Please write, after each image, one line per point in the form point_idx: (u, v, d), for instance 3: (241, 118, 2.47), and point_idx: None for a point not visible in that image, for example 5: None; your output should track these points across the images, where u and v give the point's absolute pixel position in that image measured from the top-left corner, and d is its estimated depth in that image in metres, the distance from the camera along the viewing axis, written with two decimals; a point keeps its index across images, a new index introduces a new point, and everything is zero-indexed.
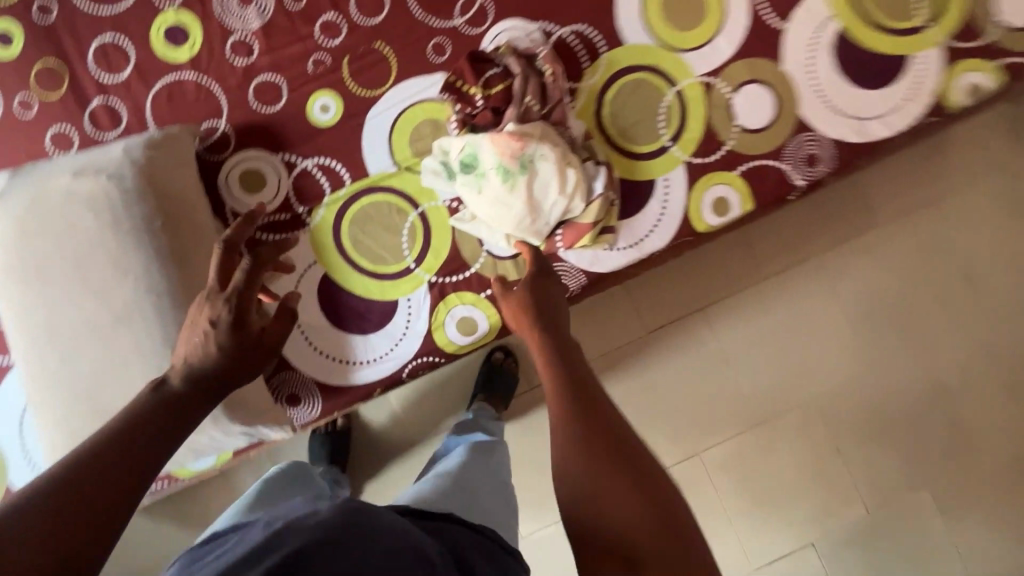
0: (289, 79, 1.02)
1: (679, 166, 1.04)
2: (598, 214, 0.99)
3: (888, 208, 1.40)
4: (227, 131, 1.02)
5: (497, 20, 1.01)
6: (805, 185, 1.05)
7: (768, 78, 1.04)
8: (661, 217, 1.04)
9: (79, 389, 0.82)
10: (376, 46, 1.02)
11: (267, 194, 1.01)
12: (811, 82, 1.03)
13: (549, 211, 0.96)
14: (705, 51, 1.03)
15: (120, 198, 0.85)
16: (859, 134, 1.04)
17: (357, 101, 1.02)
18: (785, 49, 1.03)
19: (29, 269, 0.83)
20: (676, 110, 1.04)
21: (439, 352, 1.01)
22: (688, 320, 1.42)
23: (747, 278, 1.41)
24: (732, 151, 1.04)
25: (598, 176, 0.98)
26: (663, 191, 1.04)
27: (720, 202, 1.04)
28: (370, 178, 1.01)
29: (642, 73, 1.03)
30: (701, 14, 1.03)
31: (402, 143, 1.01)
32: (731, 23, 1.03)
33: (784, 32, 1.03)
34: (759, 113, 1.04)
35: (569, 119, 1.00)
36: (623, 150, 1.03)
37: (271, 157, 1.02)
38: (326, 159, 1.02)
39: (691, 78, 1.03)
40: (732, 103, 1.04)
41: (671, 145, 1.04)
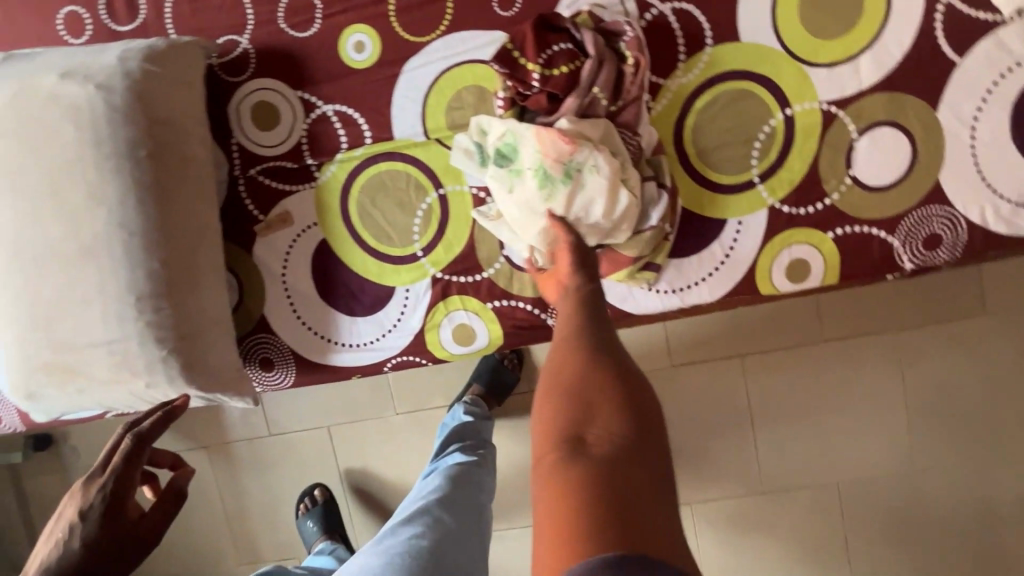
0: (327, 2, 0.86)
1: (762, 211, 0.84)
2: (645, 248, 0.82)
3: (1001, 297, 1.15)
4: (247, 50, 0.88)
5: None
6: (910, 270, 0.84)
7: (912, 125, 0.79)
8: (720, 266, 0.86)
9: (38, 315, 0.77)
10: None
11: (277, 135, 0.89)
12: (968, 141, 0.79)
13: (586, 231, 0.78)
14: (841, 71, 0.80)
15: (103, 114, 0.75)
16: (1006, 224, 0.80)
17: (396, 45, 0.85)
18: (948, 91, 0.78)
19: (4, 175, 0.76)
20: (779, 140, 0.82)
21: (427, 355, 0.91)
22: (722, 364, 1.22)
23: (804, 337, 1.20)
24: (833, 208, 0.83)
25: (658, 203, 0.80)
26: (731, 236, 0.85)
27: (797, 266, 0.85)
28: (394, 142, 0.87)
29: (749, 84, 0.81)
30: (851, 20, 0.78)
31: (438, 109, 0.86)
32: (886, 41, 0.78)
33: (955, 68, 0.78)
34: (885, 167, 0.81)
35: (641, 125, 0.80)
36: (699, 175, 0.84)
37: (290, 92, 0.88)
38: (349, 110, 0.87)
39: (810, 103, 0.81)
40: (854, 147, 0.81)
41: (760, 182, 0.83)
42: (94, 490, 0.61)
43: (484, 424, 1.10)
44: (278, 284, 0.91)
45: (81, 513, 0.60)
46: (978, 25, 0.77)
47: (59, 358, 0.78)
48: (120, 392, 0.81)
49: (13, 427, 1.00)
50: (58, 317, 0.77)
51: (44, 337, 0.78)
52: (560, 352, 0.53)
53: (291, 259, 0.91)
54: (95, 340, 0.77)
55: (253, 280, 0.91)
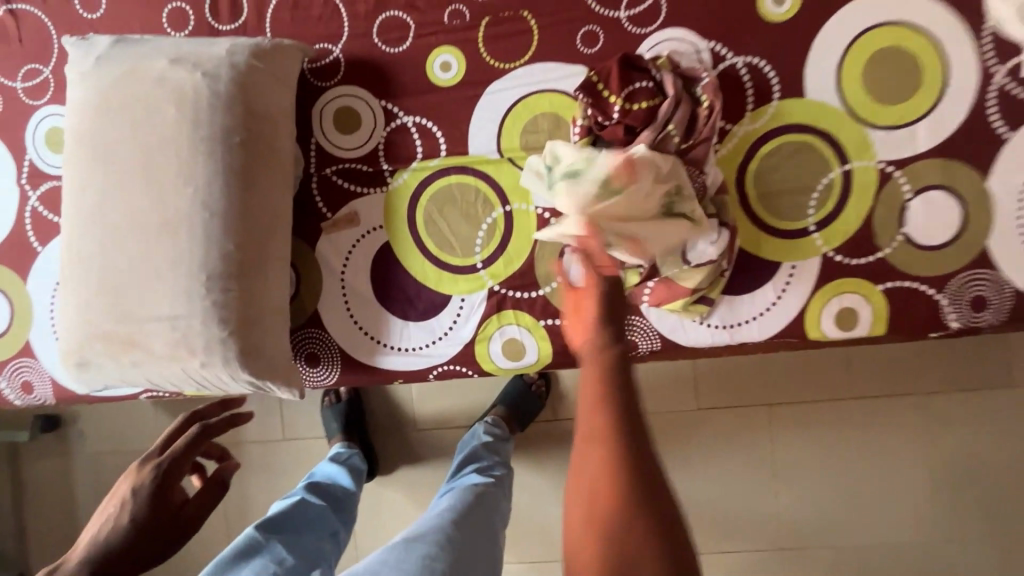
0: (419, 24, 0.92)
1: (815, 258, 0.87)
2: (702, 281, 0.84)
3: None
4: (337, 58, 0.93)
5: (666, 26, 0.87)
6: (956, 329, 0.86)
7: (964, 190, 0.83)
8: (772, 307, 0.88)
9: (110, 284, 0.79)
10: (524, 14, 0.89)
11: (357, 139, 0.93)
12: (1017, 211, 0.82)
13: (648, 256, 0.82)
14: (899, 134, 0.84)
15: (205, 99, 0.78)
16: None
17: (480, 69, 0.91)
18: (1000, 162, 0.82)
19: (105, 146, 0.79)
20: (836, 192, 0.86)
21: (475, 366, 0.92)
22: (749, 412, 1.23)
23: (831, 392, 1.21)
24: (884, 262, 0.86)
25: (714, 239, 0.83)
26: (784, 279, 0.87)
27: (846, 315, 0.87)
28: (467, 157, 0.91)
29: (812, 137, 0.86)
30: (911, 89, 0.84)
31: (514, 131, 0.90)
32: (944, 110, 0.83)
33: (1007, 141, 0.82)
34: (937, 228, 0.84)
35: (707, 165, 0.84)
36: (756, 218, 0.88)
37: (373, 101, 0.92)
38: (429, 123, 0.92)
39: (869, 161, 0.85)
40: (908, 206, 0.85)
41: (814, 230, 0.87)
42: (150, 467, 0.60)
43: (501, 445, 1.08)
44: (335, 281, 0.93)
45: (135, 486, 0.58)
46: None
47: (120, 329, 0.79)
48: (172, 370, 0.81)
49: (42, 399, 0.99)
50: (127, 289, 0.79)
51: (112, 305, 0.79)
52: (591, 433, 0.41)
53: (351, 258, 0.93)
54: (159, 315, 0.78)
55: (311, 275, 0.93)
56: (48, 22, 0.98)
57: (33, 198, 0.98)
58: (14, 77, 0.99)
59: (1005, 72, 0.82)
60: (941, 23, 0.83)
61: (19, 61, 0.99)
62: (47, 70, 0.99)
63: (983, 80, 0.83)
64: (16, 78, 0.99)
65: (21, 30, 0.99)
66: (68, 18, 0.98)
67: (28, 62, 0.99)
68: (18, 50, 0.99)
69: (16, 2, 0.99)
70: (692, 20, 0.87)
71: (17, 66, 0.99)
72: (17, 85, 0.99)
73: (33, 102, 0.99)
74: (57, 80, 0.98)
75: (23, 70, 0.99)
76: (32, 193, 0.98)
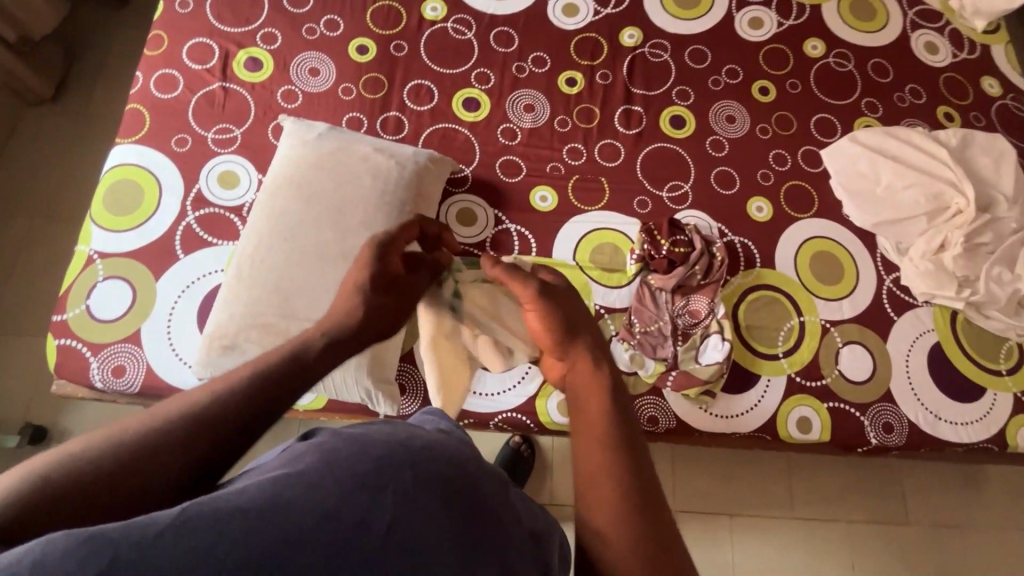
0: (528, 167, 1.33)
1: (782, 377, 1.22)
2: (711, 376, 1.17)
3: (921, 511, 1.48)
4: (467, 175, 1.31)
5: (691, 208, 1.33)
6: (875, 445, 1.21)
7: (874, 348, 1.25)
8: (755, 406, 1.20)
9: (282, 288, 1.01)
10: (599, 179, 1.33)
11: (472, 231, 1.27)
12: (905, 367, 1.24)
13: (673, 350, 1.19)
14: (832, 304, 1.28)
15: (394, 179, 1.10)
16: (931, 428, 1.21)
17: (567, 206, 1.30)
18: (892, 333, 1.27)
19: (308, 190, 1.07)
20: (796, 333, 1.25)
21: (533, 417, 1.16)
22: (714, 516, 1.46)
23: (776, 508, 1.47)
24: (827, 387, 1.22)
25: (721, 348, 1.19)
26: (763, 387, 1.21)
27: (804, 421, 1.20)
28: (551, 259, 1.26)
29: (779, 293, 1.28)
30: (838, 278, 1.30)
31: (587, 249, 1.27)
32: (857, 295, 1.29)
33: (895, 322, 1.28)
34: (860, 371, 1.24)
35: (716, 297, 1.23)
36: (745, 340, 1.24)
37: (488, 208, 1.28)
38: (524, 231, 1.28)
39: (816, 317, 1.27)
40: (840, 352, 1.25)
41: (782, 357, 1.23)
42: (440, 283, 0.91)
43: (526, 457, 1.43)
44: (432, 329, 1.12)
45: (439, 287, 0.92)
46: (907, 302, 1.29)
47: (280, 322, 1.00)
48: None
49: (127, 385, 1.08)
50: (294, 295, 1.01)
51: (279, 305, 1.00)
52: (595, 447, 0.66)
53: None
54: (314, 318, 1.00)
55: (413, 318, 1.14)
56: (250, 101, 1.31)
57: (191, 217, 1.19)
58: (207, 129, 1.27)
59: (890, 279, 1.31)
60: (852, 244, 1.33)
61: (215, 119, 1.28)
62: (237, 130, 1.28)
63: (878, 281, 1.31)
64: (208, 130, 1.27)
65: (226, 99, 1.30)
66: (269, 102, 1.32)
67: (224, 122, 1.28)
68: (218, 113, 1.29)
69: (231, 82, 1.32)
70: (706, 208, 1.34)
71: (212, 122, 1.28)
72: (207, 135, 1.26)
73: (217, 149, 1.25)
74: (243, 139, 1.27)
75: (217, 126, 1.28)
76: (191, 213, 1.19)
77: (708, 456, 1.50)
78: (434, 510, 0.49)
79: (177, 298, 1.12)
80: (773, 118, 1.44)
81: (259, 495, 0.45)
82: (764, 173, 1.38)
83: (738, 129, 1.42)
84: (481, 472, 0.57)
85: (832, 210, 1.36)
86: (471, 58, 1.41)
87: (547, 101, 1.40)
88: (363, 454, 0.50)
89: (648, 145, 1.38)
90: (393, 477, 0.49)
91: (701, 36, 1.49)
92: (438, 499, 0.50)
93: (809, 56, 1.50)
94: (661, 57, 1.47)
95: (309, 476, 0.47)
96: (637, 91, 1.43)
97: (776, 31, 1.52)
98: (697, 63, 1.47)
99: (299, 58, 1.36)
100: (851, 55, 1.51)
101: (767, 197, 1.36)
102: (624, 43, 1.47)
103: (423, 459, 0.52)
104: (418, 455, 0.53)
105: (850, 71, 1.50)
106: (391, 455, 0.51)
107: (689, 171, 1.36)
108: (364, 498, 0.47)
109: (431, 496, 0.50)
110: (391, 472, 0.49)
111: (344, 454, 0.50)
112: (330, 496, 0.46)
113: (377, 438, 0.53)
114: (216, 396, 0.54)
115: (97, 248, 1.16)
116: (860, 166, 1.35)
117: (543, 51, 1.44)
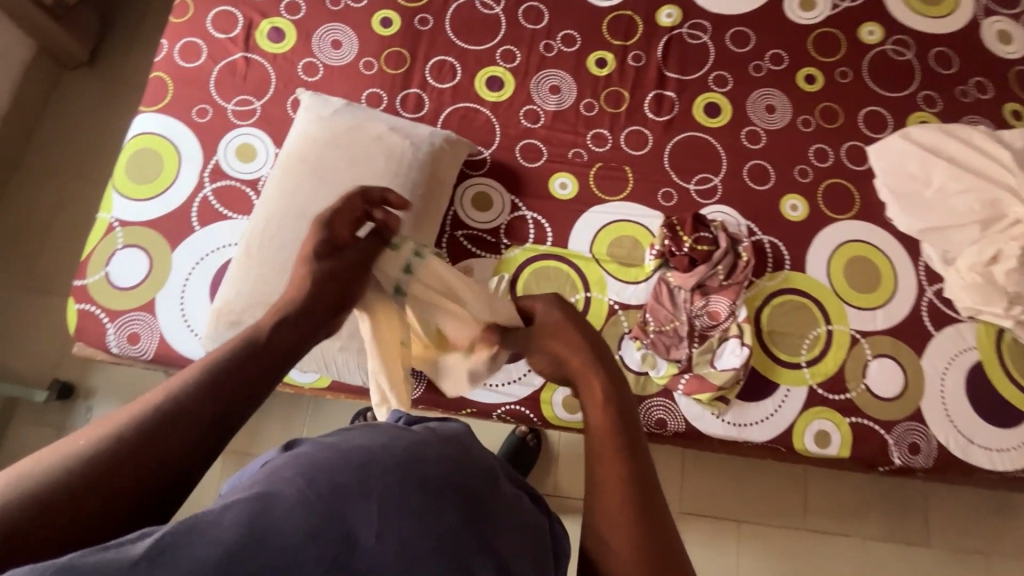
0: (549, 152, 1.28)
1: (803, 388, 1.16)
2: (726, 382, 1.12)
3: (943, 535, 1.40)
4: (485, 158, 1.27)
5: (719, 203, 1.26)
6: (898, 466, 1.15)
7: (907, 362, 1.17)
8: (770, 416, 1.14)
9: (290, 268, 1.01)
10: (623, 168, 1.27)
11: (486, 216, 1.23)
12: (940, 386, 1.16)
13: (687, 352, 1.14)
14: (865, 314, 1.20)
15: (408, 161, 1.07)
16: (962, 452, 1.14)
17: (587, 195, 1.25)
18: (929, 349, 1.18)
19: (322, 169, 1.05)
20: (822, 342, 1.18)
21: (536, 411, 1.14)
22: (721, 521, 1.42)
23: (786, 518, 1.42)
24: (851, 401, 1.16)
25: (738, 353, 1.14)
26: (781, 397, 1.15)
27: (822, 435, 1.14)
28: (566, 250, 1.21)
29: (807, 298, 1.20)
30: (873, 286, 1.22)
31: (605, 241, 1.22)
32: (893, 305, 1.21)
33: (933, 337, 1.19)
34: (889, 387, 1.16)
35: (738, 300, 1.17)
36: (765, 346, 1.18)
37: (504, 193, 1.24)
38: (540, 219, 1.23)
39: (845, 327, 1.19)
40: (868, 365, 1.17)
41: (805, 366, 1.17)
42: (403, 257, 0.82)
43: (531, 448, 1.42)
44: None
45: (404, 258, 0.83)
46: (949, 316, 1.20)
47: None
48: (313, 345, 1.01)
49: (141, 352, 1.11)
50: None
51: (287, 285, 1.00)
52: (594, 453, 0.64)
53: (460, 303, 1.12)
54: None
55: None
56: (271, 73, 1.29)
57: (208, 189, 1.19)
58: (227, 100, 1.26)
59: (932, 291, 1.22)
60: (894, 250, 1.24)
61: (236, 90, 1.27)
62: (256, 102, 1.27)
63: (918, 292, 1.22)
64: (228, 101, 1.26)
65: (247, 70, 1.29)
66: (290, 74, 1.30)
67: (244, 93, 1.27)
68: (239, 84, 1.28)
69: (253, 52, 1.30)
70: (736, 204, 1.26)
71: (233, 93, 1.27)
72: (227, 106, 1.26)
73: (236, 121, 1.25)
74: (262, 112, 1.26)
75: (237, 97, 1.26)
76: (208, 185, 1.20)
77: (719, 460, 1.45)
78: (421, 515, 0.49)
79: (191, 271, 1.13)
80: (817, 110, 1.34)
81: (238, 511, 0.44)
82: (802, 169, 1.29)
83: (777, 120, 1.33)
84: (469, 473, 0.57)
85: (874, 213, 1.27)
86: (498, 34, 1.35)
87: (575, 82, 1.33)
88: (345, 466, 0.50)
89: (679, 134, 1.31)
90: (376, 488, 0.48)
91: (745, 17, 1.39)
92: (424, 504, 0.50)
93: (864, 42, 1.38)
94: (700, 39, 1.38)
95: (289, 489, 0.47)
96: (671, 75, 1.35)
97: (829, 13, 1.40)
98: (739, 46, 1.37)
99: (322, 29, 1.33)
100: (911, 43, 1.38)
101: (803, 195, 1.27)
102: (661, 23, 1.38)
103: (406, 465, 0.52)
104: (402, 462, 0.52)
105: (909, 61, 1.37)
106: (373, 462, 0.51)
107: (721, 163, 1.29)
108: (347, 511, 0.46)
109: (417, 501, 0.49)
110: (374, 482, 0.49)
111: (325, 465, 0.49)
112: (312, 511, 0.45)
113: (359, 447, 0.53)
114: (204, 375, 0.58)
115: (118, 216, 1.18)
116: (910, 166, 1.25)
117: (573, 29, 1.37)
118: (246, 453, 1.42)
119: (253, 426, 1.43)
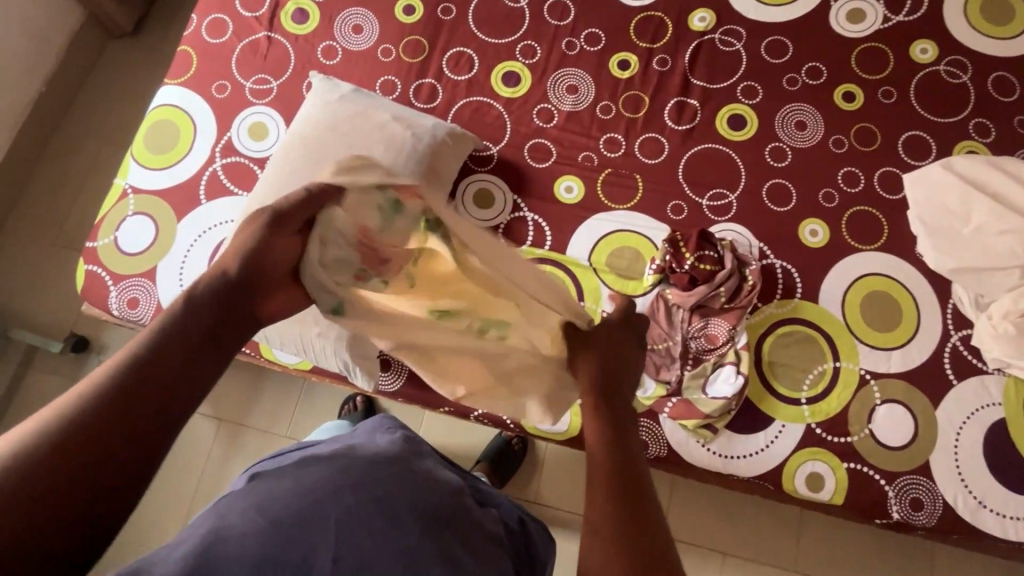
0: (559, 153, 1.24)
1: (800, 425, 1.09)
2: (715, 410, 1.06)
3: None
4: (492, 154, 1.24)
5: (732, 221, 1.20)
6: (897, 520, 1.07)
7: (919, 410, 1.09)
8: (760, 451, 1.08)
9: None
10: (634, 176, 1.22)
11: (487, 214, 1.21)
12: (954, 441, 1.07)
13: (678, 374, 1.10)
14: (879, 354, 1.12)
15: (406, 152, 1.06)
16: (971, 515, 1.04)
17: (593, 201, 1.21)
18: (947, 400, 1.09)
19: (322, 154, 1.05)
20: (827, 378, 1.11)
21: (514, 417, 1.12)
22: (703, 552, 1.36)
23: (775, 557, 1.35)
24: (852, 446, 1.08)
25: (732, 382, 1.08)
26: (774, 432, 1.09)
27: (815, 478, 1.07)
28: (564, 256, 1.18)
29: (816, 330, 1.13)
30: (891, 325, 1.13)
31: (605, 250, 1.17)
32: (912, 348, 1.12)
33: (954, 387, 1.09)
34: (896, 435, 1.08)
35: (739, 325, 1.11)
36: (764, 377, 1.11)
37: (507, 191, 1.22)
38: (541, 221, 1.20)
39: (854, 365, 1.11)
40: (875, 409, 1.09)
41: (804, 402, 1.10)
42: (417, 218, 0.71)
43: (515, 451, 1.40)
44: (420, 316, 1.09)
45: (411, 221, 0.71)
46: (973, 366, 1.10)
47: None
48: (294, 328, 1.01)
49: (139, 316, 1.14)
50: None
51: None
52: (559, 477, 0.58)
53: None
54: None
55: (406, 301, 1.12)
56: (291, 54, 1.30)
57: (218, 164, 1.22)
58: (246, 77, 1.28)
59: (958, 336, 1.12)
60: (920, 288, 1.15)
61: (255, 69, 1.29)
62: (273, 82, 1.28)
63: (942, 337, 1.12)
64: (247, 79, 1.28)
65: (269, 49, 1.30)
66: (309, 56, 1.30)
67: (263, 72, 1.29)
68: (259, 63, 1.29)
69: (276, 32, 1.32)
70: (750, 224, 1.19)
71: (252, 71, 1.29)
72: (245, 83, 1.28)
73: (252, 99, 1.27)
74: (278, 92, 1.27)
75: (256, 76, 1.28)
76: (218, 160, 1.22)
77: (709, 489, 1.39)
78: (367, 540, 0.57)
79: (193, 241, 1.16)
80: (853, 130, 1.25)
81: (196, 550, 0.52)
82: (828, 193, 1.21)
83: (807, 138, 1.25)
84: (411, 500, 0.63)
85: (903, 246, 1.17)
86: (520, 28, 1.32)
87: (594, 83, 1.29)
88: (288, 510, 0.57)
89: (698, 145, 1.24)
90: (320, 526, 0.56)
91: (785, 26, 1.31)
92: (367, 533, 0.57)
93: (915, 61, 1.28)
94: (733, 46, 1.30)
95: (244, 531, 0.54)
96: (697, 83, 1.28)
97: (879, 27, 1.30)
98: (775, 57, 1.29)
99: (345, 13, 1.33)
100: (968, 65, 1.27)
101: (826, 221, 1.19)
102: (692, 26, 1.32)
103: (346, 502, 0.59)
104: (344, 499, 0.60)
105: (963, 84, 1.26)
106: (316, 503, 0.58)
107: (739, 179, 1.22)
108: (293, 549, 0.54)
109: (362, 532, 0.57)
110: (318, 522, 0.57)
111: (271, 509, 0.57)
112: (260, 550, 0.53)
113: (303, 489, 0.60)
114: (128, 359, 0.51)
115: (132, 182, 1.21)
116: (949, 200, 1.15)
117: (599, 28, 1.32)
118: (238, 424, 1.46)
119: (248, 399, 1.47)
